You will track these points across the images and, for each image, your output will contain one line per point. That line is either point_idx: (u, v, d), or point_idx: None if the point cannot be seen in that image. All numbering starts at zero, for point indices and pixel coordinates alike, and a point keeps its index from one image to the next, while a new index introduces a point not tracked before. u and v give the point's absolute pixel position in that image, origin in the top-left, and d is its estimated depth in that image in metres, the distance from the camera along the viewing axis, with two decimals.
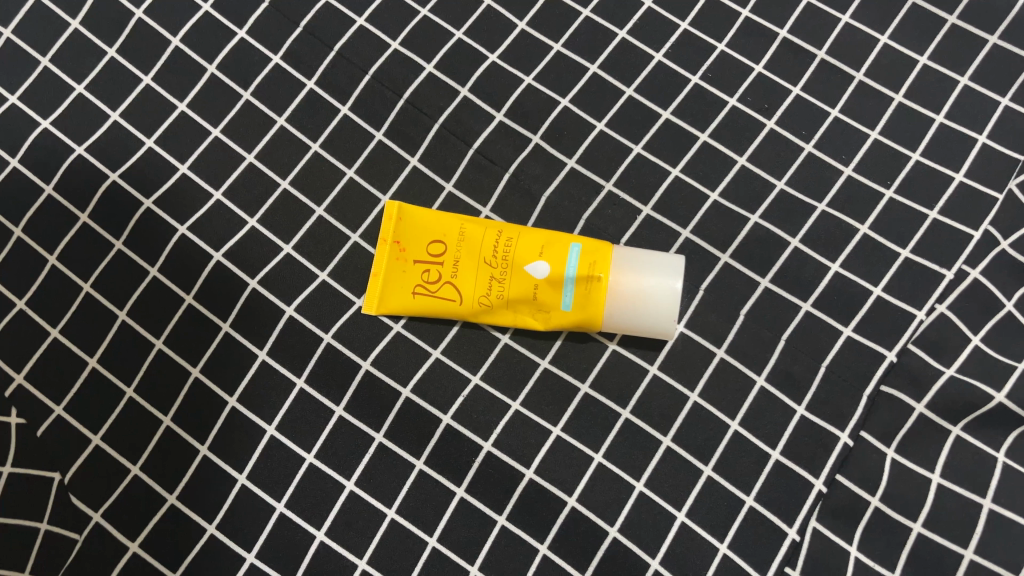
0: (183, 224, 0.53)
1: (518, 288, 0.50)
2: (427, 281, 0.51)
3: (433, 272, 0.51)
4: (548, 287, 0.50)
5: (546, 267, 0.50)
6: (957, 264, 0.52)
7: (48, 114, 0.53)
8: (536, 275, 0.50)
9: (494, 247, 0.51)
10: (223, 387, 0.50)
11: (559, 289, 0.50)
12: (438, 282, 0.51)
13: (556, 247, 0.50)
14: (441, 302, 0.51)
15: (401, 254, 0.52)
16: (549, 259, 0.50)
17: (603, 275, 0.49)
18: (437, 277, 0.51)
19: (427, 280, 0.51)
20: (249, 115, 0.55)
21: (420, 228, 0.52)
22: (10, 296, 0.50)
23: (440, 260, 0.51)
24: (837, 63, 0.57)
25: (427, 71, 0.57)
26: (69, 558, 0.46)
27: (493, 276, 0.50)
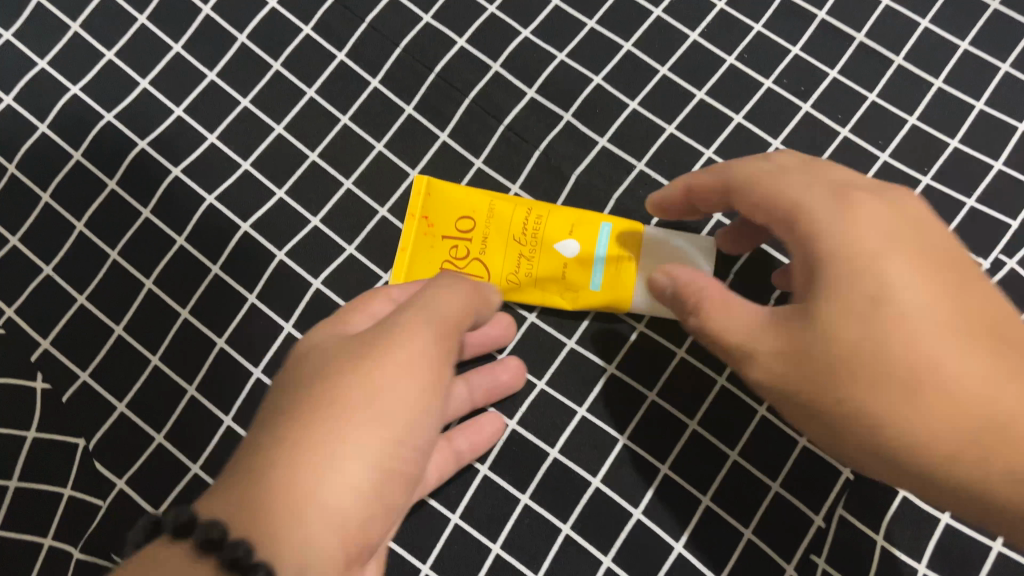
0: (210, 193, 0.52)
1: (547, 265, 0.50)
2: (454, 257, 0.51)
3: (462, 247, 0.51)
4: (577, 265, 0.50)
5: (575, 245, 0.50)
6: (994, 254, 0.51)
7: (77, 80, 0.54)
8: (566, 254, 0.50)
9: (523, 226, 0.51)
10: (247, 358, 0.50)
11: (588, 268, 0.50)
12: (466, 258, 0.51)
13: (585, 228, 0.51)
14: None
15: (429, 228, 0.51)
16: (579, 240, 0.50)
17: (632, 255, 0.50)
18: (465, 253, 0.51)
19: (455, 256, 0.51)
20: (279, 86, 0.55)
21: (449, 203, 0.52)
22: (37, 262, 0.50)
23: (468, 236, 0.51)
24: (875, 45, 0.56)
25: (459, 46, 0.56)
26: (93, 524, 0.46)
27: (522, 253, 0.50)
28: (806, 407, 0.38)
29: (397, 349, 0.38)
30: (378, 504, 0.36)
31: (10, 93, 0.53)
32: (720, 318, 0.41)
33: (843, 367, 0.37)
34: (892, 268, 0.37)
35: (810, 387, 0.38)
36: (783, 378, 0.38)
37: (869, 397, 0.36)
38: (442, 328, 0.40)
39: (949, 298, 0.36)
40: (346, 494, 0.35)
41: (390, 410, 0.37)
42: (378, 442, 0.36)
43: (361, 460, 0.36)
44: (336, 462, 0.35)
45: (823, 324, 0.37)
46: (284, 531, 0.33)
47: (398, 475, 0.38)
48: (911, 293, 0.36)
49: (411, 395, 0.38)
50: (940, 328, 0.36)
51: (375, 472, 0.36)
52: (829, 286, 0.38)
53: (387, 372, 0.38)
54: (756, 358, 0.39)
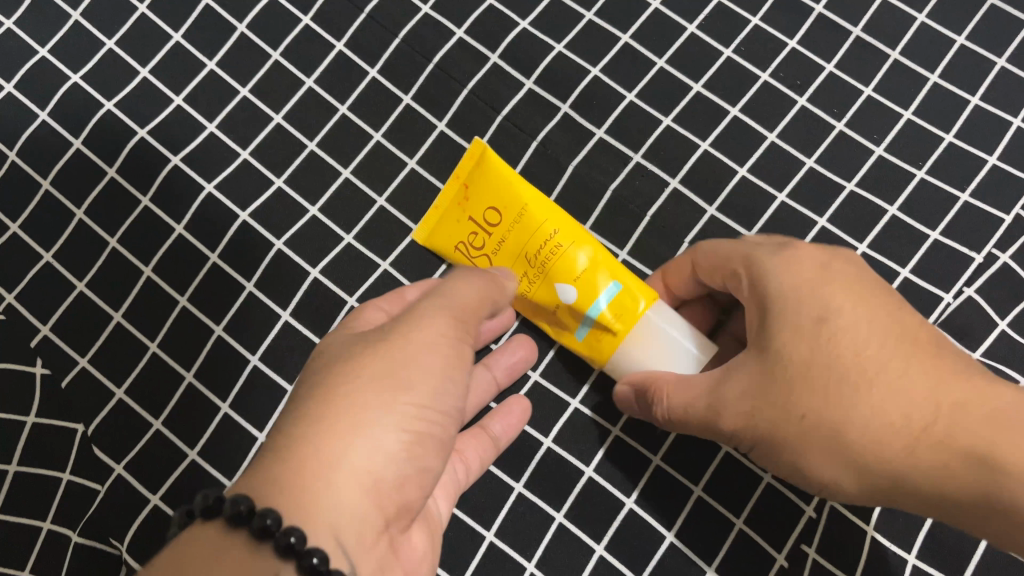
0: (209, 181, 0.53)
1: (541, 296, 0.49)
2: (470, 244, 0.50)
3: (479, 238, 0.50)
4: (568, 312, 0.48)
5: (573, 292, 0.48)
6: (987, 248, 0.51)
7: (78, 69, 0.54)
8: (561, 296, 0.48)
9: (540, 250, 0.48)
10: (246, 346, 0.50)
11: (578, 319, 0.48)
12: (479, 251, 0.50)
13: (596, 279, 0.48)
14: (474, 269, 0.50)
15: (461, 201, 0.50)
16: (583, 284, 0.48)
17: (621, 327, 0.47)
18: (480, 245, 0.50)
19: (471, 243, 0.50)
20: (278, 76, 0.55)
21: (490, 187, 0.49)
22: (37, 249, 0.51)
23: (490, 230, 0.49)
24: (872, 39, 0.56)
25: (458, 36, 0.57)
26: (91, 508, 0.46)
27: (526, 273, 0.49)
28: (765, 445, 0.42)
29: (414, 331, 0.40)
30: (410, 466, 0.38)
31: (12, 81, 0.53)
32: (679, 391, 0.44)
33: (807, 383, 0.40)
34: (836, 297, 0.41)
35: (775, 405, 0.41)
36: (764, 399, 0.41)
37: (836, 405, 0.39)
38: (459, 313, 0.42)
39: (902, 319, 0.40)
40: (373, 460, 0.36)
41: (413, 384, 0.38)
42: (401, 412, 0.38)
43: (384, 428, 0.37)
44: (357, 432, 0.36)
45: (790, 352, 0.41)
46: (309, 497, 0.34)
47: (429, 441, 0.39)
48: (862, 311, 0.40)
49: (433, 372, 0.39)
50: (892, 347, 0.39)
51: (402, 437, 0.37)
52: (791, 313, 0.41)
53: (406, 351, 0.39)
54: (729, 381, 0.43)
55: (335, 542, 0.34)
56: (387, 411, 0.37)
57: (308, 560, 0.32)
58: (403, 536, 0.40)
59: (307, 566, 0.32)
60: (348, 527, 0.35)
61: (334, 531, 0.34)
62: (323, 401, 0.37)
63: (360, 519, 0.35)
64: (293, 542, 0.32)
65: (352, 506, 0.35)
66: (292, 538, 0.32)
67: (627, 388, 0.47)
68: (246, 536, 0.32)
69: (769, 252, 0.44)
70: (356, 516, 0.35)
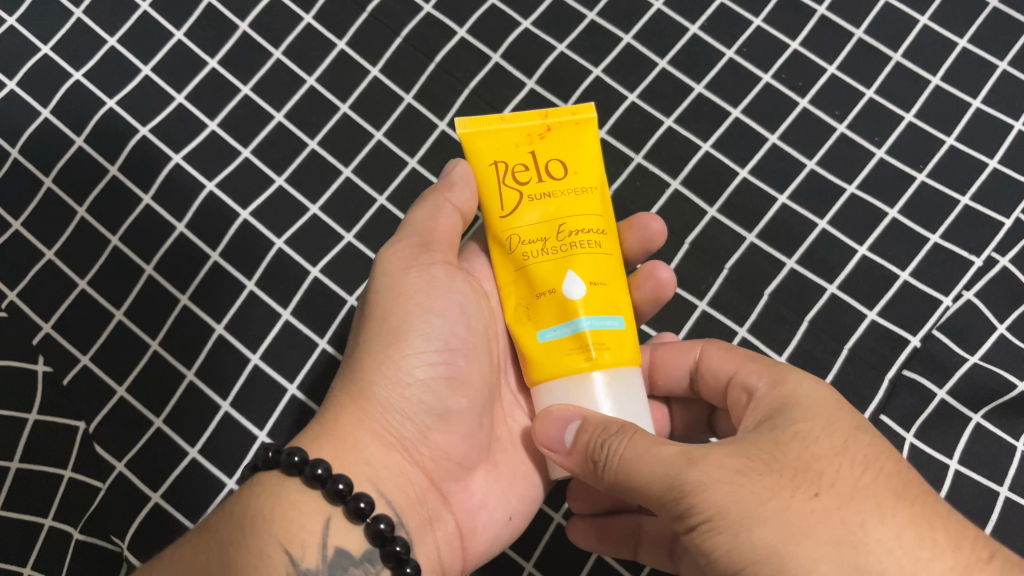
0: (211, 179, 0.53)
1: (541, 271, 0.39)
2: (514, 172, 0.40)
3: (529, 174, 0.40)
4: (556, 302, 0.38)
5: (579, 292, 0.38)
6: (987, 252, 0.51)
7: (80, 66, 0.54)
8: (562, 286, 0.38)
9: (578, 232, 0.39)
10: (247, 345, 0.50)
11: (563, 317, 0.38)
12: (520, 185, 0.40)
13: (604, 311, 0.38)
14: (496, 196, 0.41)
15: (533, 137, 0.41)
16: (595, 301, 0.38)
17: (596, 360, 0.37)
18: (523, 181, 0.40)
19: (517, 172, 0.40)
20: (279, 74, 0.55)
21: (569, 150, 0.41)
22: (39, 247, 0.51)
23: (547, 179, 0.40)
24: (874, 41, 0.56)
25: (460, 36, 0.57)
26: (93, 505, 0.46)
27: (547, 239, 0.39)
28: (724, 536, 0.31)
29: (406, 273, 0.41)
30: (432, 417, 0.40)
31: (14, 78, 0.54)
32: (642, 437, 0.34)
33: (791, 487, 0.31)
34: (839, 434, 0.33)
35: (749, 496, 0.31)
36: (739, 488, 0.31)
37: (812, 519, 0.30)
38: (423, 238, 0.42)
39: (906, 473, 0.33)
40: (399, 418, 0.40)
41: (415, 335, 0.40)
42: (415, 359, 0.40)
43: (391, 387, 0.40)
44: (376, 392, 0.40)
45: (769, 449, 0.33)
46: (343, 451, 0.38)
47: (447, 379, 0.41)
48: (860, 451, 0.33)
49: (439, 323, 0.41)
50: (905, 494, 0.32)
51: (411, 393, 0.40)
52: (783, 420, 0.34)
53: (411, 294, 0.41)
54: (698, 461, 0.32)
55: (375, 491, 0.38)
56: (399, 356, 0.40)
57: (332, 486, 0.35)
58: (453, 478, 0.42)
59: (355, 508, 0.36)
60: (387, 479, 0.39)
61: (376, 482, 0.38)
62: (355, 364, 0.40)
63: (397, 477, 0.39)
64: (319, 474, 0.35)
65: (385, 463, 0.39)
66: (340, 484, 0.35)
67: (567, 431, 0.36)
68: (300, 482, 0.36)
69: (760, 374, 0.38)
70: (393, 470, 0.39)
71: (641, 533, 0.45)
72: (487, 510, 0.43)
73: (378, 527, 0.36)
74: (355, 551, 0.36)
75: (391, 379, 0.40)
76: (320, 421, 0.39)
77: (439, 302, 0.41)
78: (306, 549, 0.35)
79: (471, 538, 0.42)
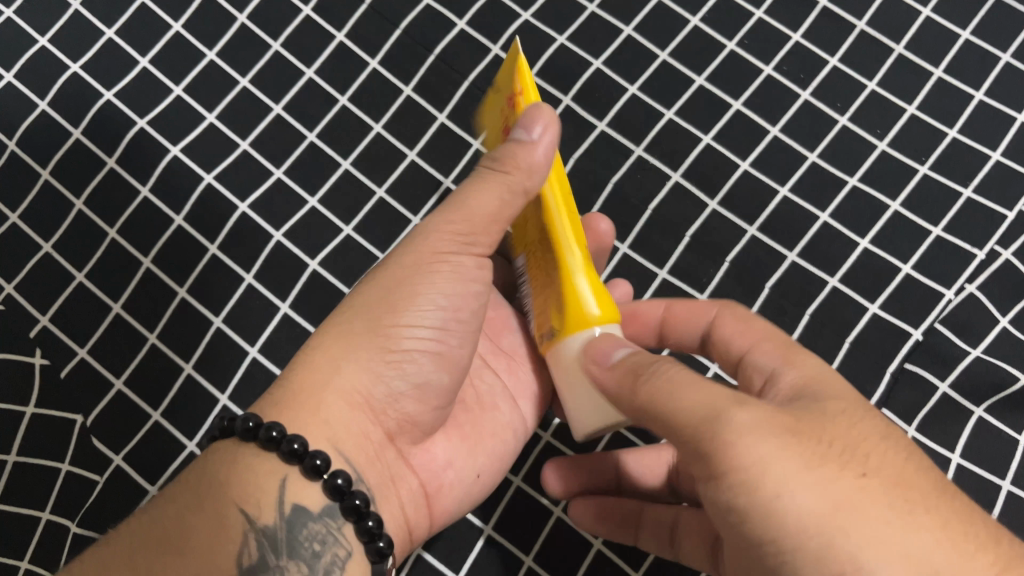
0: (209, 172, 0.53)
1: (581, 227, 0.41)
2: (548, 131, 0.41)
3: None
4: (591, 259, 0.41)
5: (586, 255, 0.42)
6: (990, 245, 0.51)
7: (78, 58, 0.54)
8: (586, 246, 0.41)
9: None
10: (246, 338, 0.50)
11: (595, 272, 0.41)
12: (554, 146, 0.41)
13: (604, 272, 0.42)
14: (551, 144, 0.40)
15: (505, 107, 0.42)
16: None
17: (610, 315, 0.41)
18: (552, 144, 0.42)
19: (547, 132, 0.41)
20: (278, 66, 0.55)
21: None
22: (37, 240, 0.50)
23: None
24: (876, 34, 0.56)
25: (459, 28, 0.57)
26: (90, 499, 0.46)
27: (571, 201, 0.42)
28: (762, 492, 0.31)
29: (422, 253, 0.39)
30: (407, 386, 0.40)
31: (11, 70, 0.53)
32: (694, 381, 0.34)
33: (839, 464, 0.31)
34: (887, 426, 0.34)
35: (795, 460, 0.31)
36: (787, 451, 0.31)
37: (862, 499, 0.30)
38: (467, 227, 0.39)
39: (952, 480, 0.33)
40: (370, 382, 0.39)
41: (411, 308, 0.39)
42: (404, 333, 0.39)
43: (373, 354, 0.39)
44: (350, 356, 0.39)
45: (820, 419, 0.33)
46: (308, 413, 0.38)
47: (434, 354, 0.40)
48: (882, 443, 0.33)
49: (443, 301, 0.40)
50: (944, 493, 0.32)
51: (393, 359, 0.39)
52: (814, 400, 0.34)
53: (413, 271, 0.39)
54: (739, 408, 0.32)
55: (332, 451, 0.38)
56: (388, 326, 0.39)
57: (310, 462, 0.36)
58: (415, 442, 0.42)
59: (311, 466, 0.36)
60: (347, 439, 0.39)
61: (332, 440, 0.38)
62: (333, 325, 0.40)
63: (359, 435, 0.39)
64: (274, 436, 0.36)
65: (348, 424, 0.39)
66: (296, 446, 0.36)
67: (619, 352, 0.37)
68: (257, 445, 0.36)
69: (776, 355, 0.37)
70: (354, 430, 0.39)
71: (639, 517, 0.47)
72: (455, 472, 0.44)
73: (354, 503, 0.36)
74: (313, 507, 0.36)
75: (375, 347, 0.39)
76: (287, 373, 0.40)
77: (443, 280, 0.39)
78: (263, 507, 0.35)
79: (437, 496, 0.43)
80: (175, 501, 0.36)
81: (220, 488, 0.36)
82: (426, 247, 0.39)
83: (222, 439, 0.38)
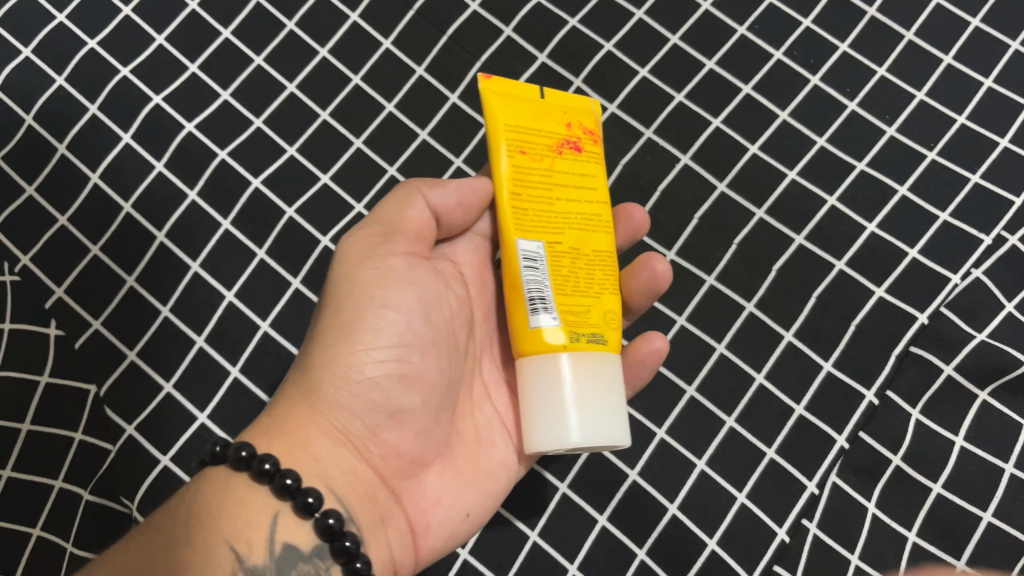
0: (223, 149, 0.53)
1: None
2: None
3: None
4: None
5: None
6: (996, 230, 0.51)
7: (95, 34, 0.55)
8: None
9: None
10: (257, 312, 0.51)
11: None
12: None
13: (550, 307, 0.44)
14: None
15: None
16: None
17: None
18: None
19: None
20: (293, 45, 0.56)
21: None
22: (52, 212, 0.51)
23: None
24: (887, 20, 0.56)
25: (472, 10, 0.57)
26: (102, 468, 0.46)
27: None
28: None
29: (362, 266, 0.40)
30: (381, 415, 0.40)
31: (29, 46, 0.54)
32: None
33: None
34: None
35: None
36: None
37: None
38: (386, 228, 0.41)
39: None
40: (345, 416, 0.40)
41: (367, 331, 0.39)
42: (367, 355, 0.39)
43: (340, 383, 0.39)
44: (323, 390, 0.39)
45: None
46: (293, 446, 0.38)
47: (399, 377, 0.40)
48: None
49: (396, 319, 0.40)
50: None
51: (359, 389, 0.39)
52: None
53: (364, 288, 0.40)
54: None
55: (324, 486, 0.38)
56: (350, 353, 0.39)
57: (302, 499, 0.36)
58: (406, 478, 0.42)
59: (301, 503, 0.36)
60: (338, 476, 0.39)
61: (323, 477, 0.38)
62: (308, 359, 0.40)
63: (347, 471, 0.39)
64: (266, 469, 0.36)
65: (333, 459, 0.39)
66: (289, 480, 0.36)
67: None
68: (246, 477, 0.36)
69: None
70: (342, 466, 0.39)
71: None
72: (445, 510, 0.43)
73: (343, 545, 0.36)
74: (304, 545, 0.36)
75: (340, 375, 0.39)
76: (269, 413, 0.40)
77: (394, 296, 0.40)
78: (253, 545, 0.35)
79: (426, 536, 0.42)
80: (170, 532, 0.36)
81: (209, 520, 0.35)
82: (360, 257, 0.40)
83: (210, 466, 0.37)
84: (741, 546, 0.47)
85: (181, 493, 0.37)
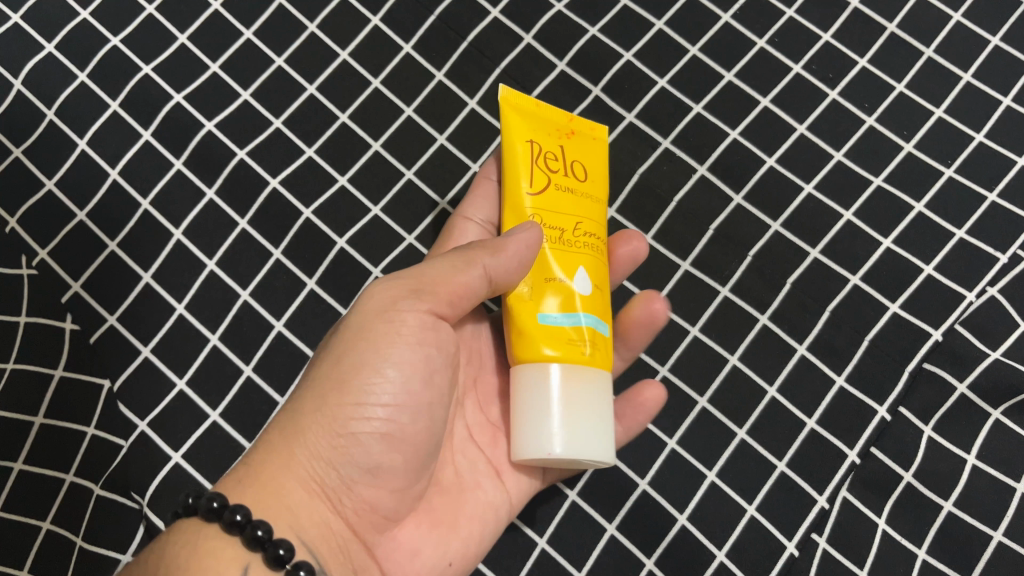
0: (242, 148, 0.53)
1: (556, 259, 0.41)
2: (544, 156, 0.42)
3: (556, 161, 0.43)
4: (561, 288, 0.40)
5: (583, 282, 0.41)
6: (1013, 249, 0.51)
7: (118, 32, 0.55)
8: (575, 280, 0.41)
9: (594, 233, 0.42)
10: (272, 312, 0.51)
11: (567, 304, 0.40)
12: (547, 171, 0.42)
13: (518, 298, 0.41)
14: (527, 172, 0.42)
15: (564, 133, 0.44)
16: (594, 301, 0.41)
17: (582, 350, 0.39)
18: (554, 168, 0.42)
19: (546, 157, 0.42)
20: (314, 47, 0.56)
21: (588, 154, 0.44)
22: (72, 207, 0.51)
23: (572, 172, 0.43)
24: (906, 36, 0.56)
25: (493, 16, 0.57)
26: (114, 462, 0.47)
27: (563, 230, 0.41)
28: None
29: (374, 317, 0.40)
30: (361, 471, 0.40)
31: (52, 41, 0.54)
32: None
33: None
34: None
35: None
36: None
37: None
38: (417, 284, 0.41)
39: None
40: (324, 467, 0.39)
41: (366, 390, 0.39)
42: (358, 411, 0.39)
43: (325, 436, 0.39)
44: (304, 438, 0.39)
45: None
46: (265, 492, 0.38)
47: (385, 435, 0.40)
48: None
49: (394, 375, 0.40)
50: None
51: (342, 443, 0.39)
52: None
53: (369, 342, 0.40)
54: None
55: (295, 538, 0.37)
56: (345, 411, 0.39)
57: (250, 532, 0.35)
58: (379, 531, 0.41)
59: (273, 555, 0.35)
60: (311, 529, 0.38)
61: (293, 527, 0.37)
62: (298, 406, 0.40)
63: (321, 523, 0.38)
64: (214, 506, 0.35)
65: (307, 511, 0.38)
66: (259, 531, 0.35)
67: None
68: (218, 528, 0.36)
69: None
70: (311, 515, 0.38)
71: None
72: (423, 560, 0.43)
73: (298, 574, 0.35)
74: None
75: (325, 428, 0.39)
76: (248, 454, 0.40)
77: (397, 352, 0.40)
78: None
79: None
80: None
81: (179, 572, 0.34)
82: (379, 309, 0.40)
83: (183, 518, 0.36)
84: (750, 558, 0.47)
85: (149, 548, 0.36)
